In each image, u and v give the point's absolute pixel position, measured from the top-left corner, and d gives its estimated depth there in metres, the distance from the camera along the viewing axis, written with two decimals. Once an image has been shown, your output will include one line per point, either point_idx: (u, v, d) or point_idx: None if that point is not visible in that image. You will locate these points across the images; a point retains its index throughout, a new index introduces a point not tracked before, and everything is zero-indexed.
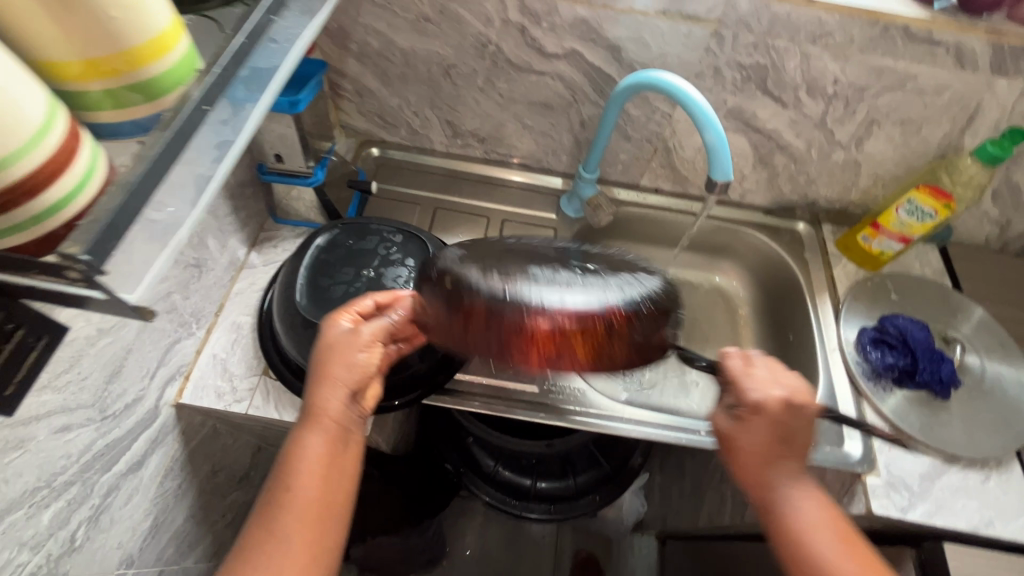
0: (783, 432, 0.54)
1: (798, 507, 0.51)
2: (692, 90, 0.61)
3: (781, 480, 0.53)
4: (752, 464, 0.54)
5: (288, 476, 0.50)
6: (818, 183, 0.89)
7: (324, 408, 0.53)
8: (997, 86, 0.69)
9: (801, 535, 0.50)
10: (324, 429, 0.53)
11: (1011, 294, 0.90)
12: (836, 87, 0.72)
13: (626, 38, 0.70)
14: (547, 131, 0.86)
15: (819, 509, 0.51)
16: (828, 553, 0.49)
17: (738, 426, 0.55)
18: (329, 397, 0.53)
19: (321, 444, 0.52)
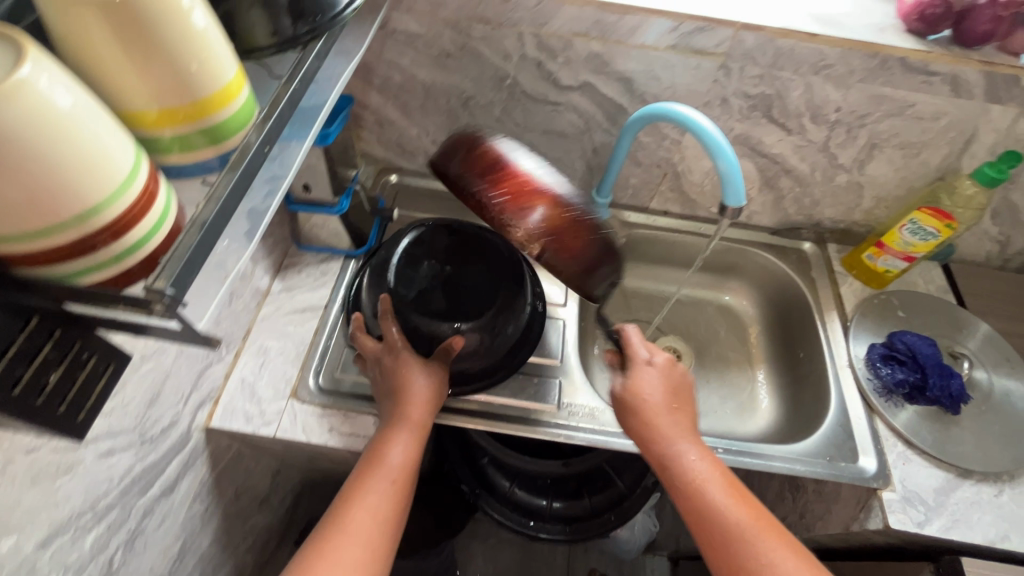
0: (676, 391, 0.65)
1: (692, 457, 0.59)
2: (704, 120, 0.64)
3: (682, 433, 0.61)
4: (654, 411, 0.62)
5: (376, 470, 0.57)
6: (822, 204, 0.92)
7: (413, 419, 0.61)
8: (992, 112, 0.73)
9: (699, 479, 0.58)
10: (411, 439, 0.60)
11: (1014, 309, 0.93)
12: (839, 114, 0.76)
13: (637, 70, 0.74)
14: (560, 158, 0.89)
15: (709, 458, 0.60)
16: (721, 492, 0.57)
17: (639, 386, 0.64)
18: (419, 409, 0.62)
19: (405, 448, 0.59)
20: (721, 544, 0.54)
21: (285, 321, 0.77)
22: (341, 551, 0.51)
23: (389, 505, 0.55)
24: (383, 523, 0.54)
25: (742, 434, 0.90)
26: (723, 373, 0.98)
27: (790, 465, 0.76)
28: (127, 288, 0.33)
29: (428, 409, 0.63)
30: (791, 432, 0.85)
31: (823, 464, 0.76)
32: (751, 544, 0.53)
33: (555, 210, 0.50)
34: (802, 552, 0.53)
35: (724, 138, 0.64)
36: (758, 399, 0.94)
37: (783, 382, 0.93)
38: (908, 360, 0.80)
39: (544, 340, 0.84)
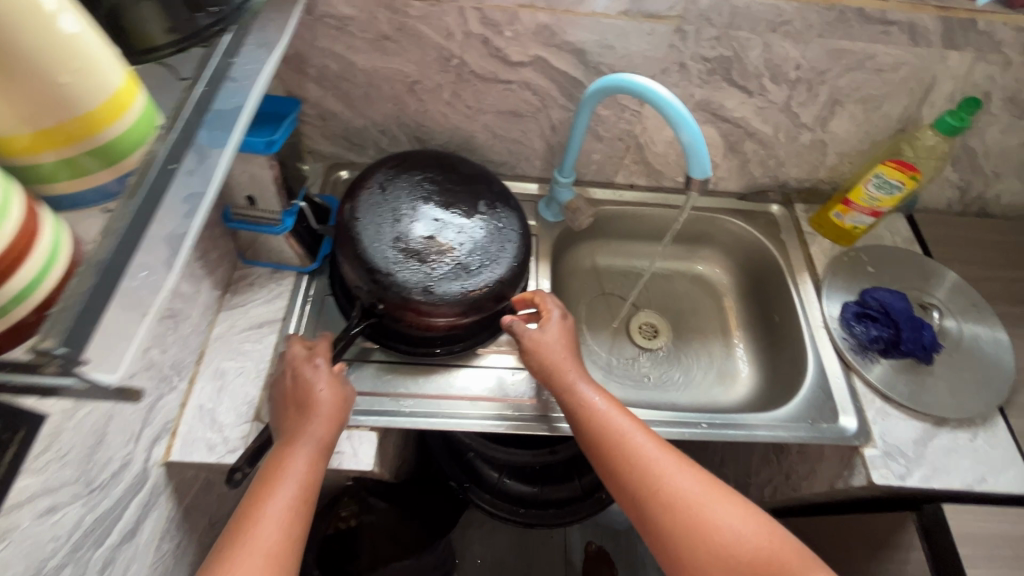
0: (571, 343, 0.68)
1: (586, 390, 0.63)
2: (665, 91, 0.61)
3: (578, 374, 0.65)
4: (558, 355, 0.66)
5: (275, 479, 0.51)
6: (787, 164, 0.91)
7: (314, 424, 0.55)
8: (950, 58, 0.71)
9: (591, 408, 0.62)
10: (314, 444, 0.54)
11: (977, 254, 0.94)
12: (798, 72, 0.73)
13: (589, 40, 0.70)
14: (519, 138, 0.85)
15: (601, 390, 0.64)
16: (610, 411, 0.62)
17: (542, 341, 0.67)
18: (319, 418, 0.56)
19: (303, 454, 0.53)
20: (613, 456, 0.59)
21: (240, 339, 0.73)
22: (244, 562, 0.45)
23: (292, 515, 0.49)
24: (294, 535, 0.49)
25: (725, 404, 0.89)
26: (701, 343, 0.97)
27: (773, 432, 0.76)
28: (12, 348, 0.28)
29: (339, 413, 0.58)
30: (774, 397, 0.85)
31: (805, 427, 0.76)
32: (637, 452, 0.58)
33: (346, 255, 0.69)
34: (677, 455, 0.59)
35: (686, 108, 0.60)
36: (737, 367, 0.94)
37: (760, 346, 0.93)
38: (882, 316, 0.80)
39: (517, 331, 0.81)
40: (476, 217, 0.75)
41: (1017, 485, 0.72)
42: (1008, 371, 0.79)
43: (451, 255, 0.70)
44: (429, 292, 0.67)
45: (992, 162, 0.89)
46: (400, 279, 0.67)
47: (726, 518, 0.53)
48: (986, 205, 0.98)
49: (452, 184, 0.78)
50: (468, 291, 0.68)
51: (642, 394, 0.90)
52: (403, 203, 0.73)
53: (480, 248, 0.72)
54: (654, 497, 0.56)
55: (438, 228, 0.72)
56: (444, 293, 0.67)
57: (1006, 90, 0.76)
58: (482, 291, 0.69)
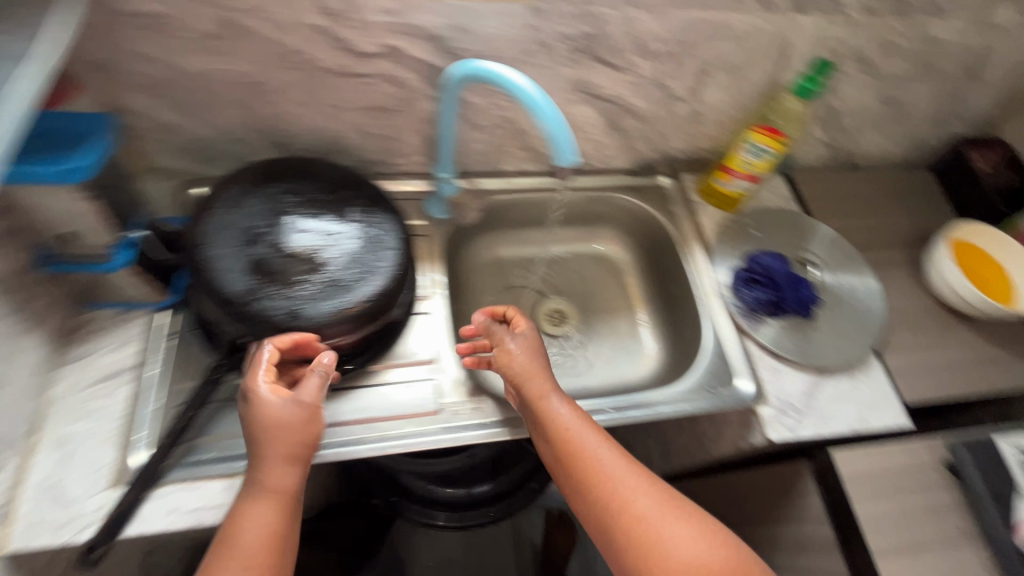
0: (539, 357, 0.69)
1: (556, 404, 0.64)
2: (518, 77, 0.57)
3: (551, 389, 0.66)
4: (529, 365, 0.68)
5: (230, 548, 0.50)
6: (669, 137, 0.91)
7: (271, 479, 0.53)
8: (799, 22, 0.73)
9: (563, 425, 0.63)
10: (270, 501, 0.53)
11: (848, 206, 1.00)
12: (662, 44, 0.72)
13: (443, 25, 0.65)
14: (392, 134, 0.79)
15: (574, 408, 0.64)
16: (580, 427, 0.63)
17: (508, 358, 0.68)
18: (272, 468, 0.54)
19: (267, 509, 0.52)
20: (578, 472, 0.60)
21: (87, 396, 0.63)
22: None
23: None
24: None
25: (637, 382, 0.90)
26: (609, 323, 0.97)
27: (678, 406, 0.77)
28: None
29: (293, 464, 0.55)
30: (679, 369, 0.87)
31: (706, 397, 0.78)
32: (597, 466, 0.60)
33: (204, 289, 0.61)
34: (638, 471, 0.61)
35: (541, 94, 0.57)
36: (643, 342, 0.95)
37: (663, 319, 0.95)
38: (765, 279, 0.84)
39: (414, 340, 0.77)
40: (347, 225, 0.69)
41: (892, 420, 0.78)
42: (878, 316, 0.86)
43: (321, 272, 0.64)
44: (299, 319, 0.61)
45: (852, 118, 0.94)
46: (264, 307, 0.61)
47: (676, 532, 0.56)
48: (852, 158, 1.04)
49: (316, 194, 0.71)
50: (345, 309, 0.63)
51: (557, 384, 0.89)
52: (257, 224, 0.65)
53: (355, 259, 0.67)
54: (616, 514, 0.57)
55: (304, 245, 0.65)
56: (318, 315, 0.62)
57: (854, 50, 0.79)
58: (361, 306, 0.64)
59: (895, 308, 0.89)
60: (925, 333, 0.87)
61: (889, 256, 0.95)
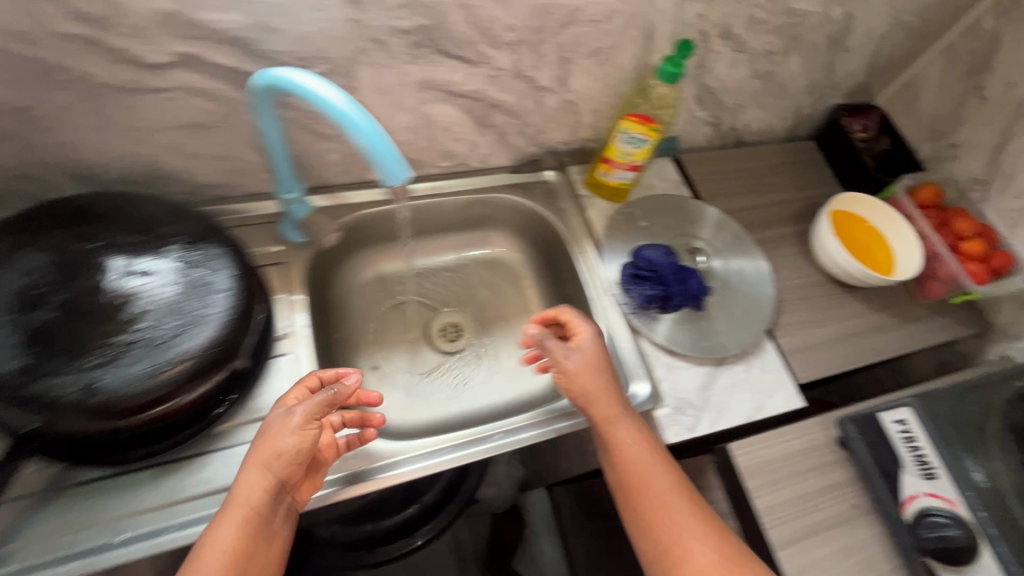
0: (597, 371, 0.67)
1: (622, 432, 0.64)
2: (323, 86, 0.48)
3: (616, 413, 0.65)
4: (585, 379, 0.67)
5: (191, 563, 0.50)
6: (547, 130, 0.85)
7: (243, 498, 0.53)
8: (657, 2, 0.68)
9: (625, 452, 0.63)
10: (241, 521, 0.52)
11: (737, 184, 0.99)
12: (513, 33, 0.65)
13: (245, 26, 0.55)
14: (224, 152, 0.69)
15: (637, 428, 0.65)
16: (644, 456, 0.62)
17: (577, 375, 0.67)
18: (249, 486, 0.53)
19: (235, 529, 0.51)
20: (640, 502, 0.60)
21: None
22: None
23: None
24: None
25: (537, 391, 0.85)
26: (507, 331, 0.92)
27: (574, 420, 0.73)
28: None
29: (263, 499, 0.53)
30: None
31: None
32: (635, 476, 0.61)
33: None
34: (674, 483, 0.61)
35: (352, 104, 0.48)
36: None
37: None
38: (652, 274, 0.80)
39: (272, 387, 0.68)
40: (160, 272, 0.59)
41: (786, 402, 0.78)
42: (767, 297, 0.85)
43: (127, 336, 0.55)
44: (98, 394, 0.52)
45: (731, 96, 0.91)
46: (49, 386, 0.51)
47: (698, 542, 0.56)
48: (739, 134, 1.03)
49: (118, 235, 0.60)
50: (158, 377, 0.54)
51: (453, 406, 0.83)
52: (34, 284, 0.54)
53: (172, 314, 0.57)
54: (668, 554, 0.57)
55: (104, 303, 0.55)
56: (121, 390, 0.52)
57: (718, 27, 0.75)
58: (181, 370, 0.55)
59: (783, 286, 0.89)
60: (813, 309, 0.87)
61: (778, 233, 0.95)
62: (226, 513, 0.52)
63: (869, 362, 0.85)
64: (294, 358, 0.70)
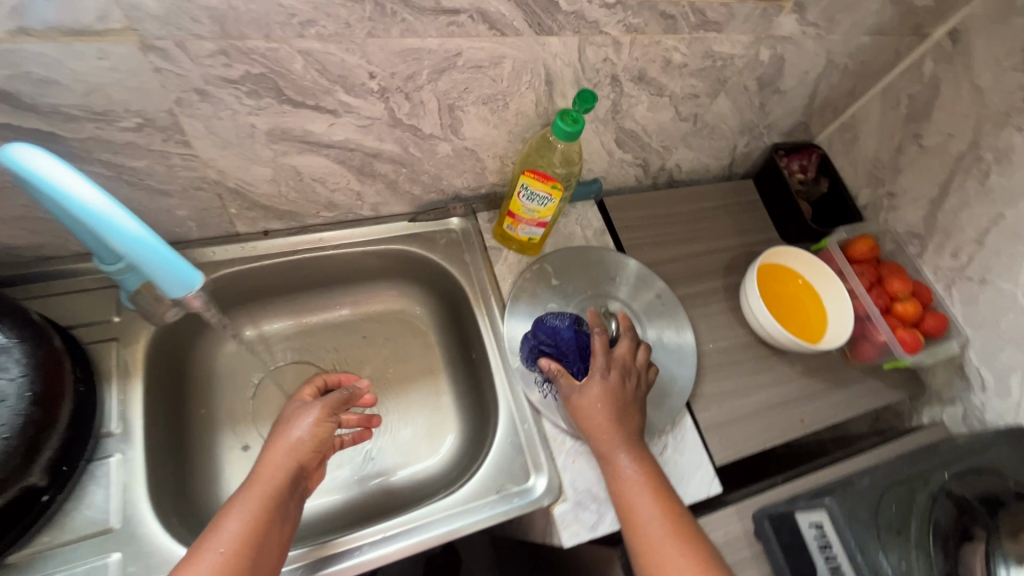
0: (618, 403, 0.65)
1: (625, 464, 0.62)
2: (73, 178, 0.39)
3: (620, 440, 0.63)
4: (598, 414, 0.64)
5: (208, 540, 0.50)
6: (446, 177, 0.75)
7: (267, 478, 0.55)
8: (552, 45, 0.58)
9: (625, 483, 0.61)
10: (262, 499, 0.53)
11: (666, 231, 0.91)
12: (377, 81, 0.55)
13: (4, 77, 0.43)
14: (31, 213, 0.56)
15: (641, 460, 0.63)
16: (640, 487, 0.61)
17: (584, 408, 0.65)
18: (273, 465, 0.56)
19: (252, 506, 0.52)
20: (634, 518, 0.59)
21: None
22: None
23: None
24: None
25: (437, 470, 0.76)
26: (406, 398, 0.81)
27: (462, 523, 0.64)
28: None
29: (283, 477, 0.55)
30: (476, 454, 0.74)
31: (492, 501, 0.65)
32: (624, 486, 0.61)
33: None
34: (654, 484, 0.61)
35: (117, 206, 0.41)
36: (447, 418, 0.80)
37: (465, 388, 0.81)
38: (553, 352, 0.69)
39: (87, 501, 0.56)
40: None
41: (703, 489, 0.71)
42: (683, 363, 0.78)
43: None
44: None
45: (656, 138, 0.83)
46: None
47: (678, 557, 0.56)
48: (670, 173, 0.94)
49: None
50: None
51: (337, 491, 0.72)
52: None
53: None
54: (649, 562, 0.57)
55: None
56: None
57: (629, 71, 0.66)
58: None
59: (706, 349, 0.81)
60: (739, 376, 0.80)
61: (705, 287, 0.87)
62: (246, 493, 0.53)
63: (795, 435, 0.78)
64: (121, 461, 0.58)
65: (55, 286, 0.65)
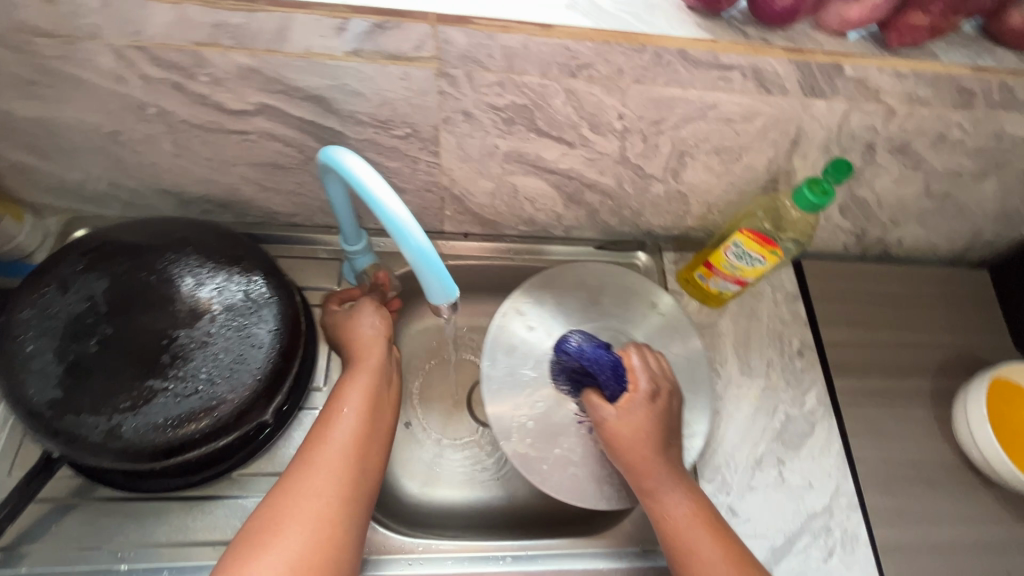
0: (663, 430, 0.61)
1: (675, 498, 0.57)
2: (386, 191, 0.43)
3: (667, 471, 0.59)
4: (640, 443, 0.60)
5: (334, 411, 0.55)
6: (646, 215, 0.74)
7: (371, 349, 0.60)
8: (815, 108, 0.54)
9: (677, 516, 0.57)
10: (372, 369, 0.59)
11: (869, 311, 0.81)
12: (624, 122, 0.55)
13: (326, 87, 0.51)
14: (298, 192, 0.66)
15: (690, 491, 0.58)
16: (695, 518, 0.57)
17: (623, 432, 0.60)
18: (371, 340, 0.61)
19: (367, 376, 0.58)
20: (690, 546, 0.55)
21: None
22: (326, 439, 0.53)
23: (353, 442, 0.53)
24: (354, 463, 0.52)
25: None
26: None
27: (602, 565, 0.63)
28: None
29: (382, 344, 0.61)
30: None
31: (635, 554, 0.64)
32: (677, 527, 0.56)
33: None
34: (707, 518, 0.57)
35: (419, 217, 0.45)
36: None
37: None
38: (585, 376, 0.66)
39: (292, 442, 0.65)
40: (207, 314, 0.57)
41: None
42: (856, 472, 0.70)
43: (163, 380, 0.54)
44: (120, 442, 0.51)
45: (887, 210, 0.74)
46: (81, 424, 0.51)
47: None
48: (886, 247, 0.84)
49: (180, 265, 0.59)
50: (180, 431, 0.53)
51: (479, 489, 0.76)
52: (91, 311, 0.55)
53: (211, 362, 0.55)
54: None
55: (148, 343, 0.54)
56: (144, 438, 0.52)
57: (891, 142, 0.59)
58: (202, 426, 0.54)
59: (894, 457, 0.72)
60: (932, 497, 0.70)
61: (904, 385, 0.77)
62: (360, 365, 0.59)
63: None
64: None
65: (294, 250, 0.73)
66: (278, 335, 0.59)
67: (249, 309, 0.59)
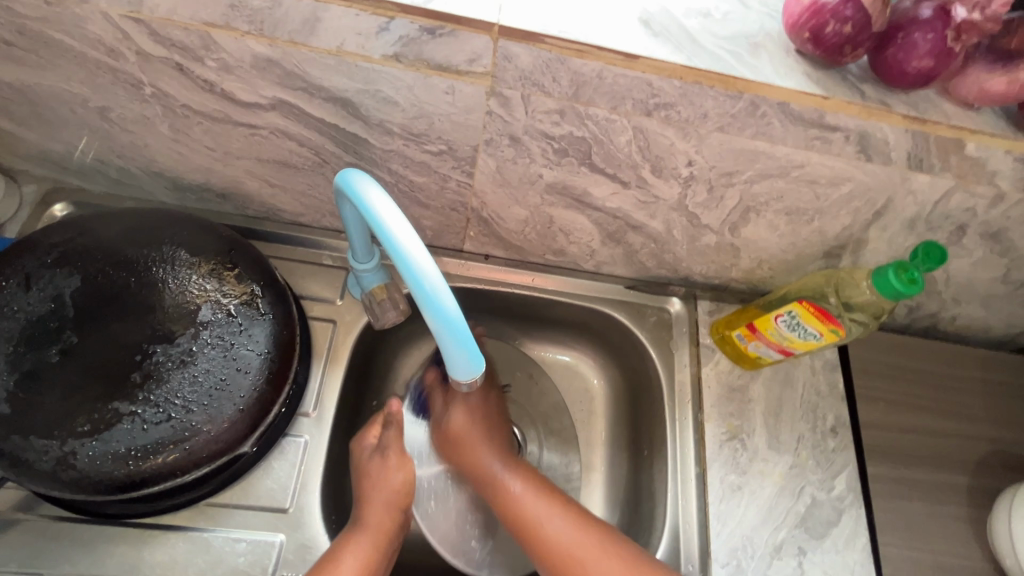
0: (485, 414, 0.61)
1: (495, 465, 0.59)
2: (415, 242, 0.36)
3: (492, 445, 0.60)
4: (464, 428, 0.60)
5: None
6: (688, 259, 0.63)
7: (376, 521, 0.55)
8: (915, 182, 0.46)
9: (506, 491, 0.57)
10: (373, 544, 0.53)
11: (912, 391, 0.74)
12: (692, 169, 0.48)
13: (355, 90, 0.43)
14: (307, 194, 0.58)
15: (513, 463, 0.59)
16: (527, 491, 0.57)
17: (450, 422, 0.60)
18: (378, 508, 0.56)
19: (365, 545, 0.53)
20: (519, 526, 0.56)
21: None
22: None
23: None
24: None
25: None
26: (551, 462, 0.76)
27: None
28: None
29: (389, 509, 0.56)
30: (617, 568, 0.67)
31: None
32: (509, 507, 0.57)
33: None
34: (538, 481, 0.58)
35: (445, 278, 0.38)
36: (590, 504, 0.73)
37: (623, 478, 0.73)
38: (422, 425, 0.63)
39: (271, 473, 0.58)
40: (188, 329, 0.50)
41: None
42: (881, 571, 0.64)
43: (132, 403, 0.47)
44: (72, 475, 0.44)
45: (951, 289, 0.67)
46: (26, 450, 0.44)
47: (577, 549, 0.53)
48: (936, 322, 0.77)
49: (162, 270, 0.52)
50: (142, 464, 0.46)
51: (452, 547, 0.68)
52: (55, 315, 0.48)
53: (187, 385, 0.48)
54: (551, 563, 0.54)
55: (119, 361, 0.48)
56: (101, 470, 0.45)
57: (985, 226, 0.52)
58: (169, 459, 0.46)
59: (923, 559, 0.66)
60: None
61: (942, 479, 0.70)
62: (361, 532, 0.54)
63: None
64: (309, 447, 0.59)
65: (297, 252, 0.65)
66: (265, 361, 0.51)
67: (235, 328, 0.51)
